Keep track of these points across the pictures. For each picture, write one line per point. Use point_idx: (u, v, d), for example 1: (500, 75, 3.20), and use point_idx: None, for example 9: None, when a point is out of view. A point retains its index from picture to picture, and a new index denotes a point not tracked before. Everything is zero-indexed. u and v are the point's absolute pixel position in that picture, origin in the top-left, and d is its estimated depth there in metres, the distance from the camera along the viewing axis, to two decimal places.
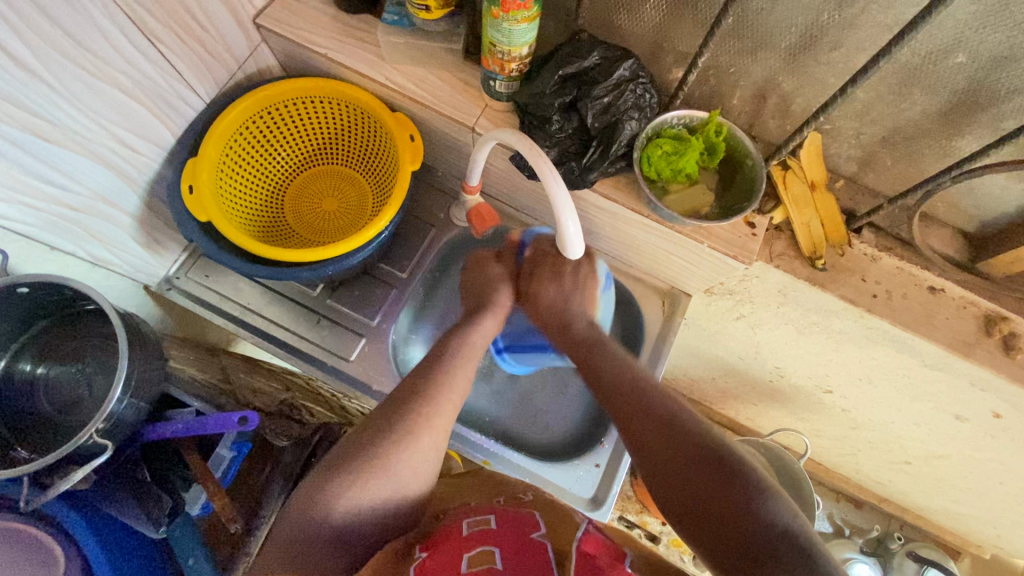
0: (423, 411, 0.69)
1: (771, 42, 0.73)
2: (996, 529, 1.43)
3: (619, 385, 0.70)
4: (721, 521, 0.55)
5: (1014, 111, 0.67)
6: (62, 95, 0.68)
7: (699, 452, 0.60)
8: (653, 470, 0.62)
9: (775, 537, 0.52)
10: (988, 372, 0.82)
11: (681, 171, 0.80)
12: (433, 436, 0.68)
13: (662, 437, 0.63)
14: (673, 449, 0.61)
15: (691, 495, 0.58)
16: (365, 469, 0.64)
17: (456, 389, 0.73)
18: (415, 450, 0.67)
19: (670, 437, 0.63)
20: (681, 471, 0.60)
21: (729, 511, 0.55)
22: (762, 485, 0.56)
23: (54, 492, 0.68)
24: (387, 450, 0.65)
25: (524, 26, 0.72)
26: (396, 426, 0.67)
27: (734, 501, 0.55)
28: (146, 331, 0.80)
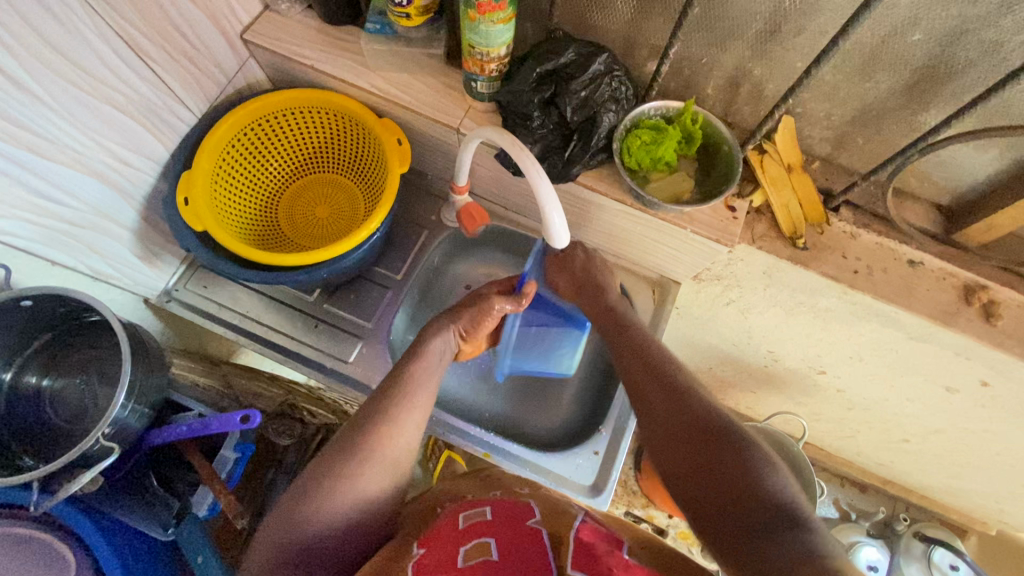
0: (388, 428, 0.69)
1: (737, 31, 0.76)
2: (999, 504, 1.43)
3: (642, 356, 0.73)
4: (712, 477, 0.57)
5: (971, 84, 0.70)
6: (60, 114, 0.71)
7: (709, 425, 0.61)
8: (665, 439, 0.63)
9: (767, 508, 0.52)
10: (971, 339, 0.84)
11: (661, 160, 0.83)
12: (401, 453, 0.69)
13: (676, 408, 0.64)
14: (686, 418, 0.63)
15: (694, 464, 0.59)
16: (331, 488, 0.64)
17: (421, 408, 0.73)
18: (383, 467, 0.67)
19: (681, 408, 0.64)
20: (691, 439, 0.61)
21: (728, 474, 0.56)
22: (763, 458, 0.56)
23: (64, 494, 0.69)
24: (354, 467, 0.65)
25: (500, 27, 0.75)
26: (358, 443, 0.67)
27: (736, 473, 0.56)
28: (148, 340, 0.82)
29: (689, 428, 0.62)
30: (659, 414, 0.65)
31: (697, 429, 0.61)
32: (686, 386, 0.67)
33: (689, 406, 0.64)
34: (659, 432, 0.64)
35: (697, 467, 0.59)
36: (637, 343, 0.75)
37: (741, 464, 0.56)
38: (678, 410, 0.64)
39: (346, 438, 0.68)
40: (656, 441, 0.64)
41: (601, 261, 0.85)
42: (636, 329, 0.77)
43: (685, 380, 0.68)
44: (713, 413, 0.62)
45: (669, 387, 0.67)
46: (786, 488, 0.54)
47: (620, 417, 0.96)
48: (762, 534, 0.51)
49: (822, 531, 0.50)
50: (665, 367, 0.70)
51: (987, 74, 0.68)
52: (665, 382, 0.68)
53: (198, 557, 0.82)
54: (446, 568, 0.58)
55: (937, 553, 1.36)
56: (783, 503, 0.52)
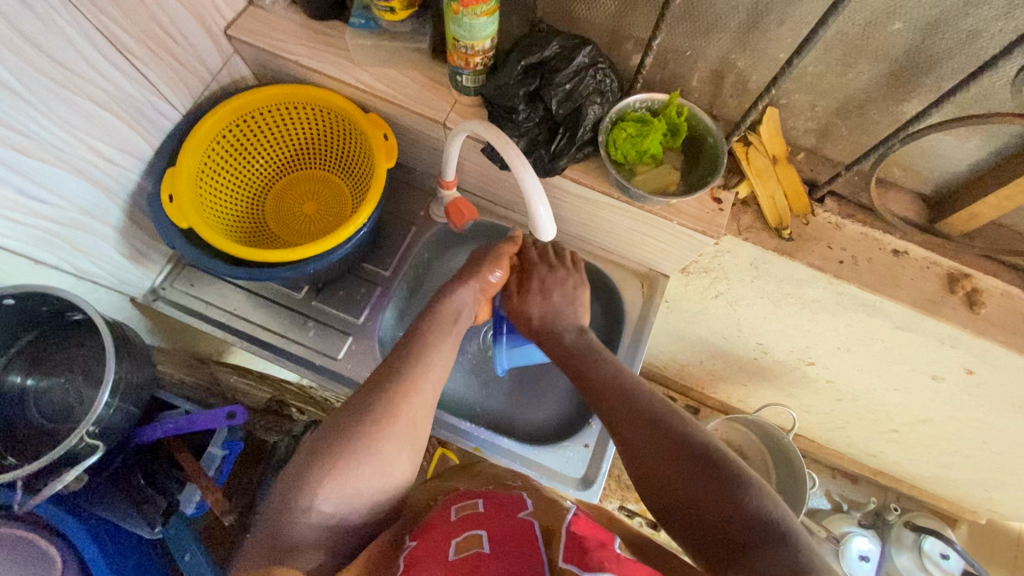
0: (405, 391, 0.68)
1: (721, 22, 0.76)
2: (987, 493, 1.45)
3: (614, 390, 0.72)
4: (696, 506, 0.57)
5: (951, 73, 0.71)
6: (41, 111, 0.71)
7: (687, 454, 0.60)
8: (643, 472, 0.63)
9: (751, 529, 0.52)
10: (955, 327, 0.85)
11: (646, 152, 0.83)
12: (419, 416, 0.69)
13: (654, 442, 0.63)
14: (660, 449, 0.62)
15: (681, 498, 0.58)
16: (347, 453, 0.63)
17: (439, 369, 0.73)
18: (403, 428, 0.67)
19: (661, 441, 0.63)
20: (668, 470, 0.60)
21: (710, 501, 0.56)
22: (747, 481, 0.56)
23: (43, 494, 0.69)
24: (371, 430, 0.65)
25: (484, 20, 0.75)
26: (376, 413, 0.66)
27: (716, 498, 0.56)
28: (133, 337, 0.82)
29: (670, 461, 0.61)
30: (639, 451, 0.64)
31: (678, 461, 0.60)
32: (660, 414, 0.66)
33: (667, 438, 0.63)
34: (642, 471, 0.63)
35: (684, 500, 0.58)
36: (610, 377, 0.74)
37: (726, 491, 0.55)
38: (651, 444, 0.63)
39: (359, 406, 0.67)
40: (641, 480, 0.63)
41: (568, 288, 0.86)
42: (611, 362, 0.77)
43: (659, 408, 0.67)
44: (686, 439, 0.62)
45: (644, 420, 0.66)
46: (771, 504, 0.54)
47: None
48: (750, 555, 0.51)
49: (806, 542, 0.51)
50: (639, 399, 0.69)
51: (966, 63, 0.69)
52: (641, 415, 0.67)
53: (184, 555, 0.83)
54: (439, 561, 0.58)
55: (928, 543, 1.39)
56: (768, 520, 0.52)
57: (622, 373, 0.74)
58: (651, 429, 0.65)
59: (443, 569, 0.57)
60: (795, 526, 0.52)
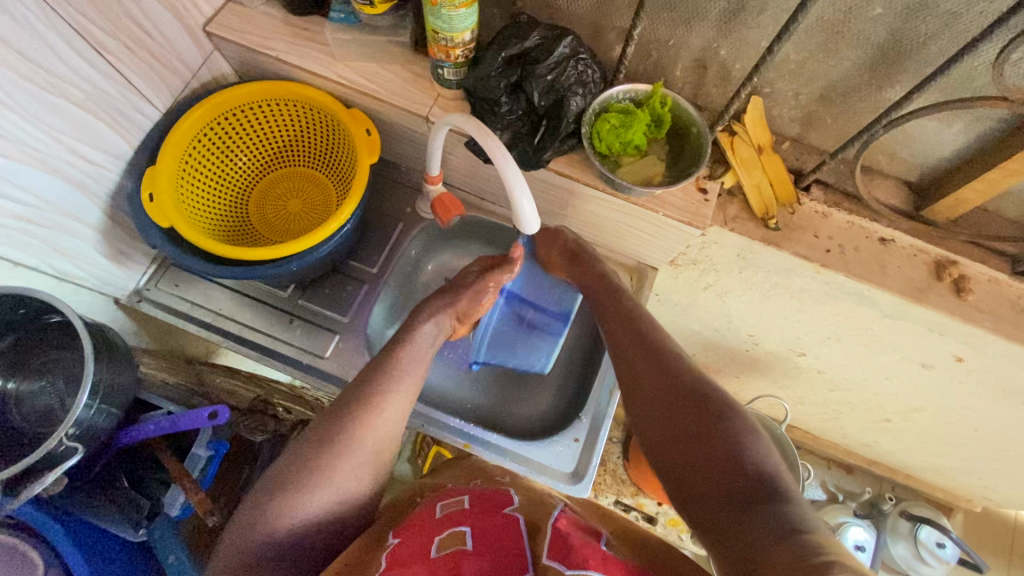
0: (369, 413, 0.67)
1: (702, 11, 0.76)
2: (982, 481, 1.45)
3: (632, 330, 0.72)
4: (695, 456, 0.57)
5: (933, 58, 0.70)
6: (16, 111, 0.70)
7: (694, 403, 0.60)
8: (649, 417, 0.63)
9: (746, 481, 0.53)
10: (942, 314, 0.84)
11: (630, 143, 0.82)
12: (385, 436, 0.68)
13: (665, 387, 0.64)
14: (667, 396, 0.63)
15: (682, 446, 0.59)
16: (313, 477, 0.63)
17: (407, 386, 0.72)
18: (366, 452, 0.66)
19: (668, 385, 0.63)
20: (670, 418, 0.61)
21: (709, 452, 0.56)
22: (749, 434, 0.56)
23: (24, 496, 0.68)
24: (336, 455, 0.64)
25: (462, 11, 0.74)
26: (339, 435, 0.65)
27: (716, 449, 0.56)
28: (114, 338, 0.81)
29: (677, 408, 0.61)
30: (647, 395, 0.64)
31: (684, 409, 0.61)
32: (673, 362, 0.66)
33: (675, 379, 0.63)
34: (647, 411, 0.64)
35: (684, 444, 0.59)
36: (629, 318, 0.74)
37: (726, 444, 0.56)
38: (661, 387, 0.64)
39: (326, 426, 0.66)
40: (645, 422, 0.64)
41: (578, 238, 0.88)
42: (637, 306, 0.77)
43: (674, 354, 0.67)
44: (695, 388, 0.62)
45: (658, 364, 0.66)
46: (771, 460, 0.54)
47: (601, 403, 0.95)
48: (741, 506, 0.51)
49: (802, 501, 0.50)
50: (657, 342, 0.69)
51: (947, 47, 0.68)
52: (654, 358, 0.67)
53: (168, 557, 0.84)
54: (421, 558, 0.57)
55: (924, 531, 1.40)
56: (766, 476, 0.53)
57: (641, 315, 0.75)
58: (662, 373, 0.65)
59: (424, 566, 0.56)
60: (790, 484, 0.52)
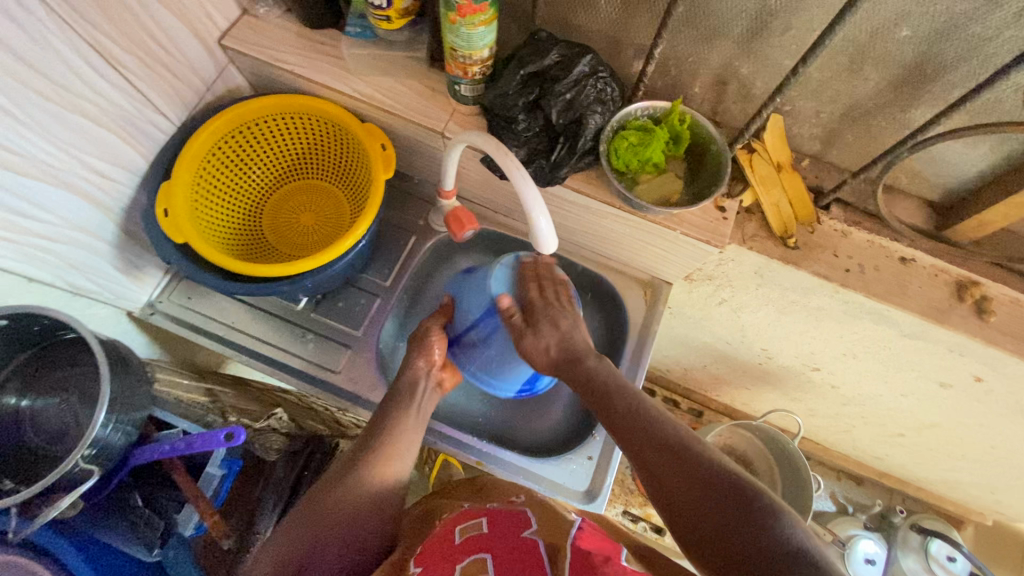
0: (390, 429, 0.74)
1: (724, 29, 0.75)
2: (995, 495, 1.43)
3: (629, 417, 0.68)
4: (730, 541, 0.54)
5: (960, 80, 0.69)
6: (34, 129, 0.69)
7: (716, 483, 0.58)
8: (668, 502, 0.60)
9: (793, 563, 0.51)
10: (964, 336, 0.83)
11: (649, 161, 0.82)
12: (403, 453, 0.73)
13: (681, 475, 0.60)
14: (685, 477, 0.60)
15: (712, 532, 0.56)
16: (323, 520, 0.65)
17: (409, 437, 0.75)
18: (374, 503, 0.69)
19: (683, 468, 0.61)
20: (694, 502, 0.58)
21: (746, 537, 0.54)
22: (782, 513, 0.54)
23: (42, 519, 0.68)
24: (344, 501, 0.67)
25: (482, 29, 0.73)
26: (367, 447, 0.72)
27: (753, 530, 0.54)
28: (128, 353, 0.81)
29: (701, 494, 0.58)
30: (664, 479, 0.61)
31: (707, 489, 0.58)
32: (683, 441, 0.63)
33: (690, 462, 0.61)
34: (665, 498, 0.61)
35: (714, 530, 0.56)
36: (623, 405, 0.69)
37: (761, 524, 0.54)
38: (676, 473, 0.60)
39: (337, 471, 0.70)
40: (664, 505, 0.61)
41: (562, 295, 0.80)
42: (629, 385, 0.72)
43: (680, 437, 0.64)
44: (712, 467, 0.59)
45: (670, 449, 0.63)
46: (804, 535, 0.53)
47: None
48: None
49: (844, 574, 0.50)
50: (658, 427, 0.65)
51: (976, 70, 0.67)
52: (664, 443, 0.63)
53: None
54: None
55: (934, 545, 1.35)
56: (806, 551, 0.51)
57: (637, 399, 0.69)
58: (673, 456, 0.62)
59: None
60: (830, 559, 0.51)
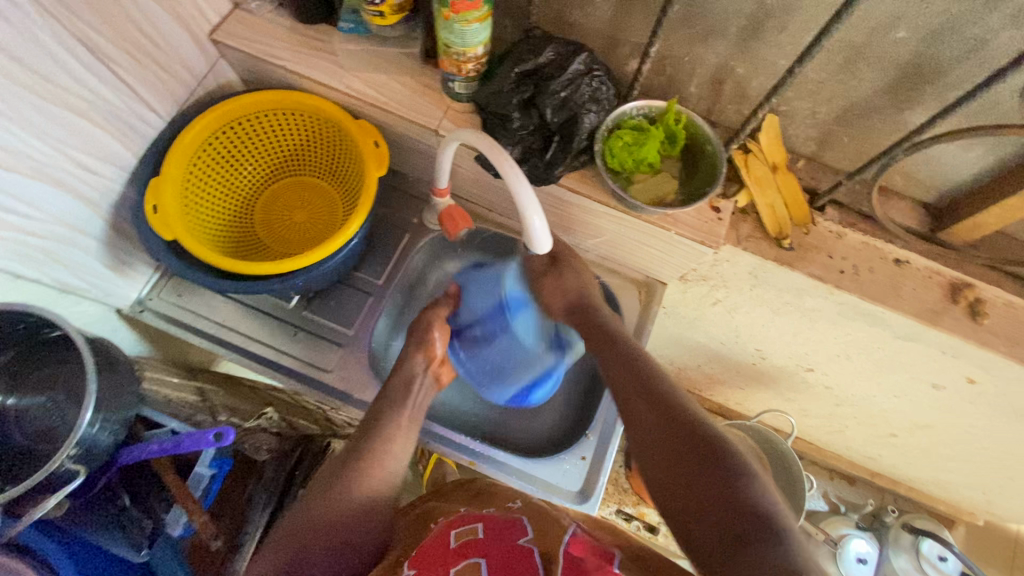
0: (382, 432, 0.72)
1: (720, 28, 0.74)
2: (986, 495, 1.44)
3: (625, 362, 0.70)
4: (692, 488, 0.56)
5: (956, 82, 0.69)
6: (20, 124, 0.68)
7: (689, 435, 0.60)
8: (643, 445, 0.63)
9: (749, 518, 0.51)
10: (957, 338, 0.83)
11: (644, 161, 0.81)
12: (396, 455, 0.72)
13: (661, 423, 0.62)
14: (661, 424, 0.62)
15: (676, 477, 0.58)
16: (316, 527, 0.65)
17: (401, 439, 0.73)
18: (366, 509, 0.68)
19: (662, 416, 0.63)
20: (665, 448, 0.60)
21: (708, 485, 0.55)
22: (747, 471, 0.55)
23: (28, 520, 0.68)
24: (337, 508, 0.66)
25: (475, 26, 0.73)
26: (360, 449, 0.71)
27: (715, 481, 0.55)
28: (116, 352, 0.80)
29: (674, 441, 0.60)
30: (642, 424, 0.64)
31: (680, 439, 0.60)
32: (669, 394, 0.65)
33: (670, 412, 0.63)
34: (641, 442, 0.63)
35: (678, 477, 0.58)
36: (624, 351, 0.72)
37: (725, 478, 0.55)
38: (655, 420, 0.63)
39: (330, 475, 0.69)
40: (638, 448, 0.63)
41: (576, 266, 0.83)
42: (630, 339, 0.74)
43: (668, 390, 0.66)
44: (691, 420, 0.61)
45: (653, 397, 0.65)
46: (769, 496, 0.53)
47: (608, 420, 0.95)
48: (742, 542, 0.50)
49: (800, 542, 0.49)
50: (650, 378, 0.67)
51: (972, 72, 0.67)
52: (651, 392, 0.66)
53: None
54: None
55: (926, 544, 1.36)
56: (765, 511, 0.52)
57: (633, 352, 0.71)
58: (655, 406, 0.64)
59: None
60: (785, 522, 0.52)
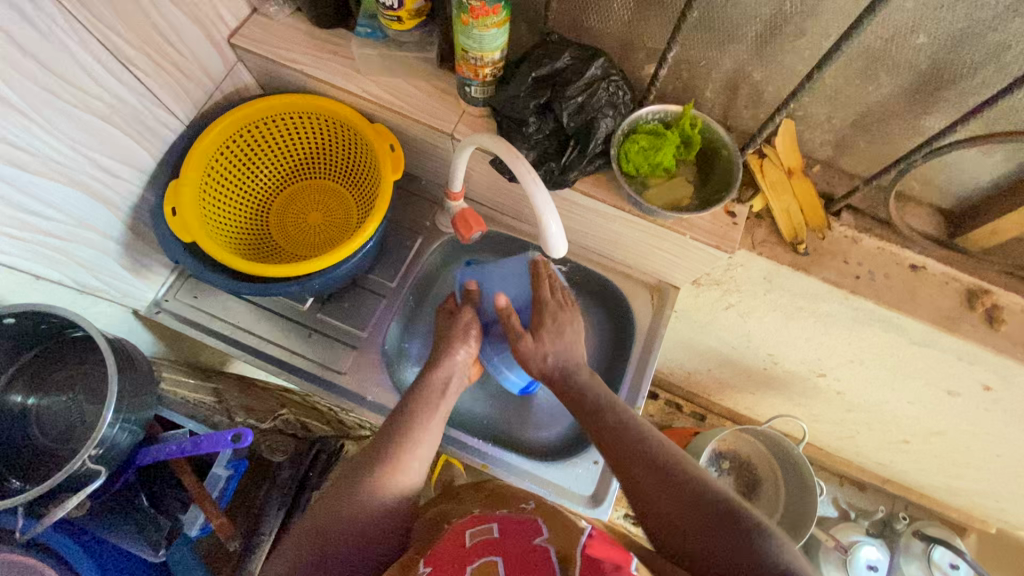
0: (409, 436, 0.71)
1: (737, 34, 0.74)
2: (999, 503, 1.42)
3: (615, 434, 0.68)
4: (715, 554, 0.56)
5: (976, 88, 0.69)
6: (44, 127, 0.69)
7: (700, 500, 0.60)
8: (653, 516, 0.61)
9: None
10: (974, 345, 0.83)
11: (659, 166, 0.81)
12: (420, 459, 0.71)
13: (667, 492, 0.62)
14: (669, 493, 0.61)
15: (695, 546, 0.58)
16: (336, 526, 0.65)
17: (426, 444, 0.72)
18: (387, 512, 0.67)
19: (668, 483, 0.62)
20: (678, 517, 0.60)
21: (730, 549, 0.56)
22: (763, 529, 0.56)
23: (48, 520, 0.68)
24: (357, 508, 0.66)
25: (494, 31, 0.73)
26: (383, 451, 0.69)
27: (738, 546, 0.55)
28: (135, 353, 0.81)
29: (686, 509, 0.60)
30: (649, 493, 0.62)
31: (691, 504, 0.60)
32: (668, 457, 0.64)
33: (675, 477, 0.62)
34: (650, 512, 0.62)
35: (698, 543, 0.58)
36: (612, 421, 0.70)
37: (746, 541, 0.55)
38: (662, 485, 0.62)
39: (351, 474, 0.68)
40: (648, 517, 0.62)
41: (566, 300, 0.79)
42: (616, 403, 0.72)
43: (665, 453, 0.65)
44: (696, 482, 0.61)
45: (654, 465, 0.64)
46: (789, 552, 0.54)
47: None
48: None
49: None
50: (644, 446, 0.66)
51: (992, 78, 0.67)
52: (649, 458, 0.65)
53: None
54: None
55: (937, 553, 1.34)
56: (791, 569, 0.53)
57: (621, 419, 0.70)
58: (657, 471, 0.63)
59: None
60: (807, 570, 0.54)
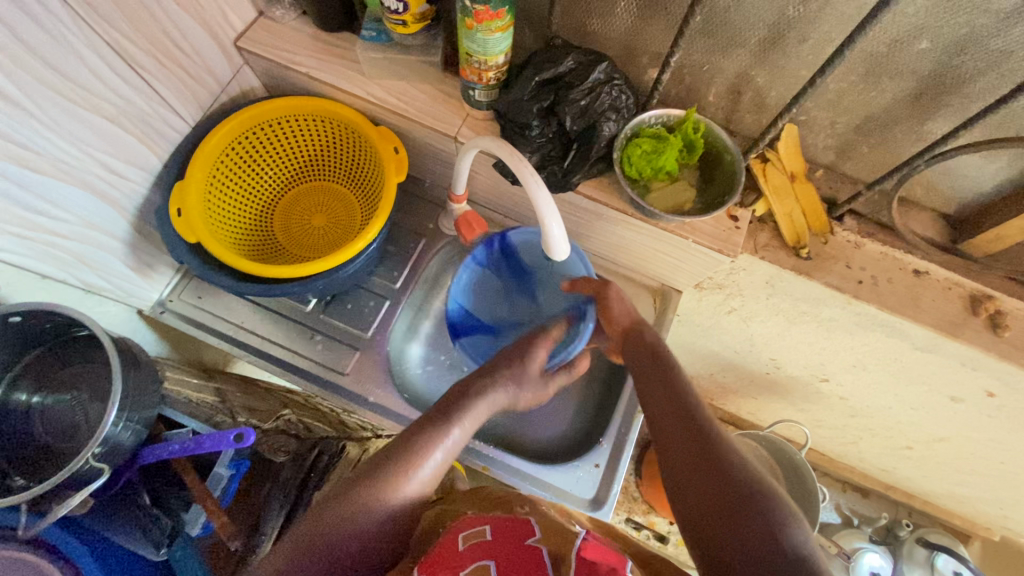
0: (430, 439, 0.67)
1: (740, 38, 0.75)
2: (1003, 511, 1.41)
3: (665, 382, 0.65)
4: (721, 513, 0.53)
5: (979, 93, 0.69)
6: (52, 128, 0.70)
7: (719, 461, 0.56)
8: (669, 463, 0.59)
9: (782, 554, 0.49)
10: (977, 351, 0.82)
11: (662, 169, 0.81)
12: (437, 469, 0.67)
13: (690, 445, 0.59)
14: (692, 447, 0.58)
15: (704, 499, 0.54)
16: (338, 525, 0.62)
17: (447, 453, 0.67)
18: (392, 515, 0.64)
19: (693, 439, 0.59)
20: (693, 471, 0.57)
21: (738, 509, 0.52)
22: (790, 517, 0.51)
23: (53, 516, 0.69)
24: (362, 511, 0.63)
25: (498, 36, 0.73)
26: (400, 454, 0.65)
27: (747, 510, 0.52)
28: (139, 352, 0.81)
29: (703, 465, 0.56)
30: (673, 441, 0.60)
31: (710, 462, 0.56)
32: (702, 415, 0.61)
33: (702, 434, 0.59)
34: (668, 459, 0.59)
35: (706, 499, 0.54)
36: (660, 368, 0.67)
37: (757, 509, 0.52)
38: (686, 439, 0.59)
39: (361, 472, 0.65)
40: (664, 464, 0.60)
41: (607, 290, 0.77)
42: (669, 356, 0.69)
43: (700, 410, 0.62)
44: (722, 445, 0.58)
45: (687, 419, 0.61)
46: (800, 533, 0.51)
47: (624, 428, 0.94)
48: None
49: None
50: (692, 404, 0.62)
51: (995, 84, 0.67)
52: (684, 410, 0.62)
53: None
54: None
55: (940, 559, 1.32)
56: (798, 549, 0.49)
57: (674, 370, 0.67)
58: (688, 426, 0.60)
59: None
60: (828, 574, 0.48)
